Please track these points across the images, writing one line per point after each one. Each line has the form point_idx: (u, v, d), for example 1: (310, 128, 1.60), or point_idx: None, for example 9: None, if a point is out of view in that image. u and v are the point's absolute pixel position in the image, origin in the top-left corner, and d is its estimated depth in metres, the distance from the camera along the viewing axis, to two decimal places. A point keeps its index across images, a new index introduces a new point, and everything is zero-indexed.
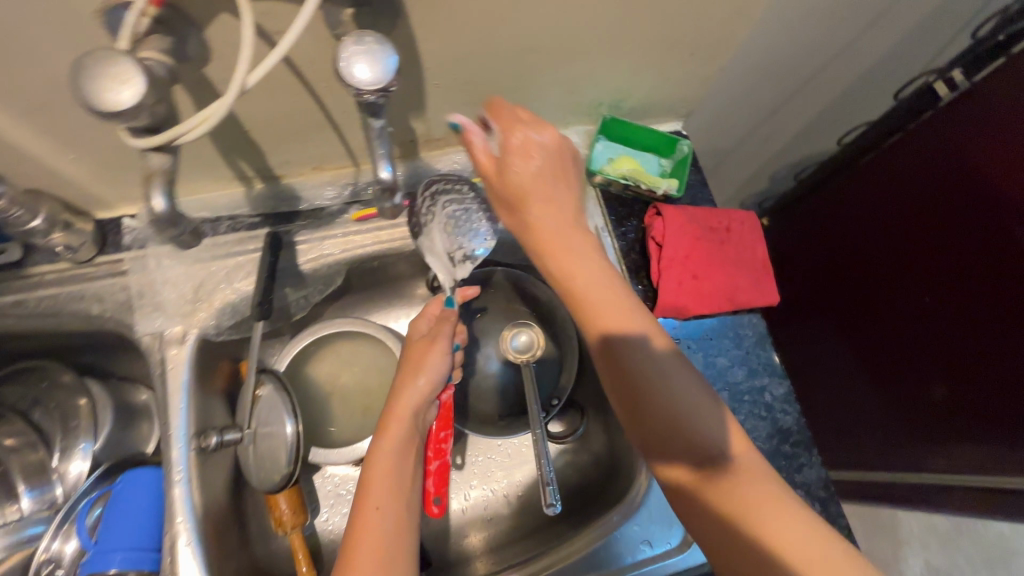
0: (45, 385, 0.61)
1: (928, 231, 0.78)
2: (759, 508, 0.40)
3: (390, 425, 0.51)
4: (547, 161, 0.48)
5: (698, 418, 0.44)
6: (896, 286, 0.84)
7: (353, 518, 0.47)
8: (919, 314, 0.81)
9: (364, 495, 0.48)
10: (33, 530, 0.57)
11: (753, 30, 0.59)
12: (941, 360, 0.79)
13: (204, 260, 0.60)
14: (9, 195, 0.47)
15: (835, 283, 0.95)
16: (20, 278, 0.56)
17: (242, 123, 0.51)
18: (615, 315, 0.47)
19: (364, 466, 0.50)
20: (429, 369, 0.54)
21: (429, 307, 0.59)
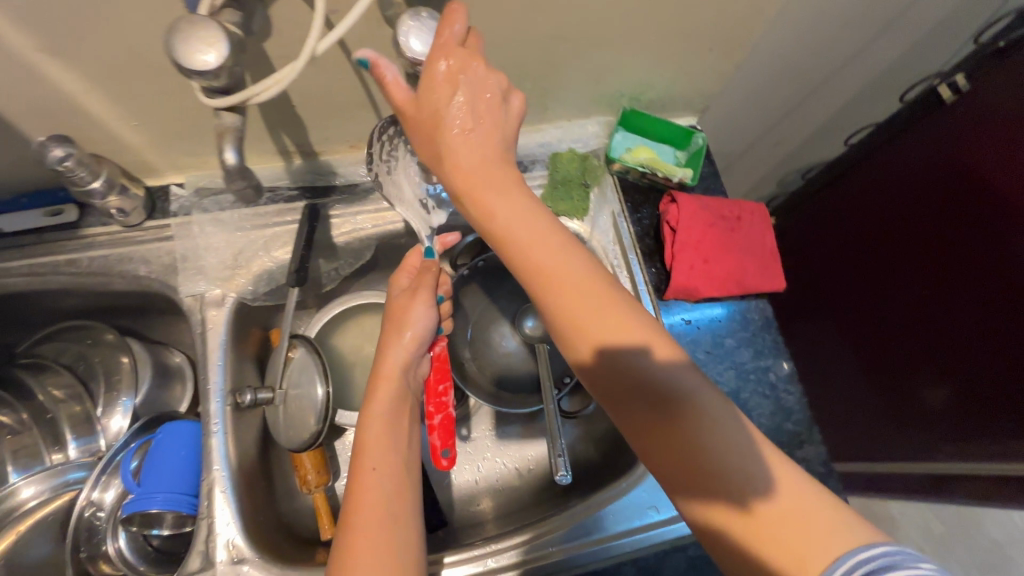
0: (90, 342, 0.65)
1: (927, 226, 0.81)
2: (754, 500, 0.36)
3: (378, 387, 0.52)
4: (474, 105, 0.41)
5: (673, 384, 0.41)
6: (895, 278, 0.87)
7: (351, 476, 0.48)
8: (914, 306, 0.85)
9: (360, 460, 0.48)
10: (74, 475, 0.61)
11: (768, 29, 0.63)
12: (932, 350, 0.83)
13: (243, 229, 0.63)
14: (77, 155, 0.51)
15: (837, 275, 0.98)
16: (75, 238, 0.60)
17: (291, 99, 0.55)
18: (568, 279, 0.41)
19: (358, 428, 0.51)
20: (415, 325, 0.54)
21: (407, 260, 0.59)
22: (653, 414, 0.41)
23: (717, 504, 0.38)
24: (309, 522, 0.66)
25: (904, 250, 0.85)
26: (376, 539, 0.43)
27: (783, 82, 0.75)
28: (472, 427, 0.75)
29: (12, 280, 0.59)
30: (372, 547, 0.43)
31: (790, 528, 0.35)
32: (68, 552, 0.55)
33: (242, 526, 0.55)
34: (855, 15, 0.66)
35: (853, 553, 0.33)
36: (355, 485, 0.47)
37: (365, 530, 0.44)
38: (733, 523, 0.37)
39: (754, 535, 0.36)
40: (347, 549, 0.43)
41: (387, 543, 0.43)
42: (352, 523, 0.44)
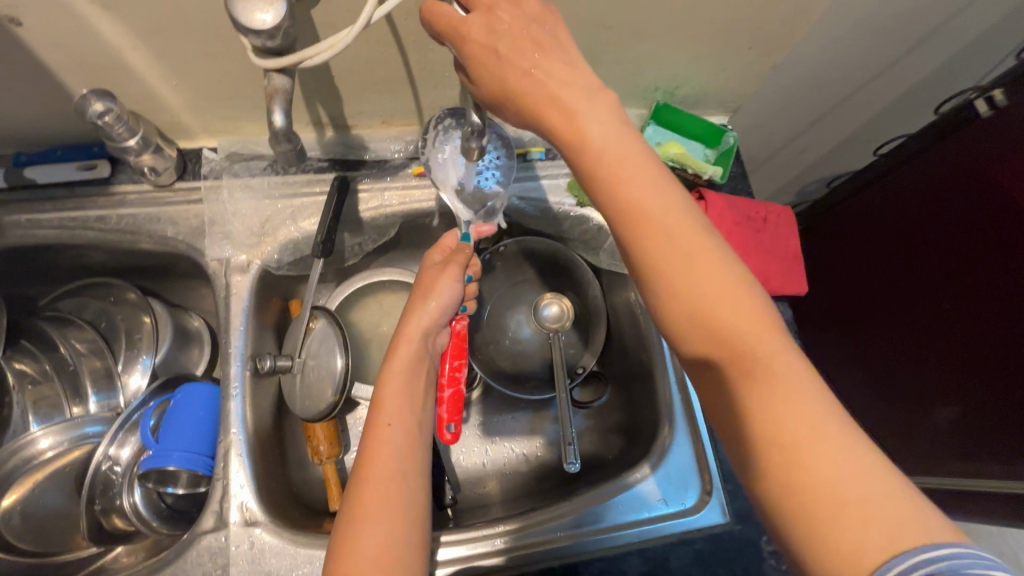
0: (113, 300, 0.65)
1: (939, 229, 0.75)
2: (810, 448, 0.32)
3: (399, 344, 0.53)
4: (518, 40, 0.39)
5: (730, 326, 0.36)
6: (902, 285, 0.81)
7: (366, 434, 0.48)
8: (920, 313, 0.78)
9: (376, 413, 0.49)
10: (92, 429, 0.62)
11: (811, 32, 0.62)
12: (937, 361, 0.76)
13: (272, 197, 0.63)
14: (117, 111, 0.51)
15: (842, 283, 0.92)
16: (106, 194, 0.61)
17: (330, 69, 0.55)
18: (655, 214, 0.38)
19: (376, 385, 0.51)
20: (440, 294, 0.55)
21: (442, 240, 0.59)
22: (725, 371, 0.36)
23: (767, 482, 0.34)
24: (319, 492, 0.66)
25: (912, 255, 0.79)
26: (386, 495, 0.44)
27: (819, 88, 0.75)
28: (484, 411, 0.76)
29: (43, 232, 0.60)
30: (382, 503, 0.44)
31: (837, 513, 0.31)
32: (83, 505, 0.55)
33: (255, 489, 0.56)
34: (899, 24, 0.65)
35: (914, 551, 0.29)
36: (368, 443, 0.47)
37: (378, 485, 0.45)
38: (781, 501, 0.33)
39: (796, 516, 0.32)
40: (358, 502, 0.44)
41: (397, 498, 0.44)
42: (364, 479, 0.45)
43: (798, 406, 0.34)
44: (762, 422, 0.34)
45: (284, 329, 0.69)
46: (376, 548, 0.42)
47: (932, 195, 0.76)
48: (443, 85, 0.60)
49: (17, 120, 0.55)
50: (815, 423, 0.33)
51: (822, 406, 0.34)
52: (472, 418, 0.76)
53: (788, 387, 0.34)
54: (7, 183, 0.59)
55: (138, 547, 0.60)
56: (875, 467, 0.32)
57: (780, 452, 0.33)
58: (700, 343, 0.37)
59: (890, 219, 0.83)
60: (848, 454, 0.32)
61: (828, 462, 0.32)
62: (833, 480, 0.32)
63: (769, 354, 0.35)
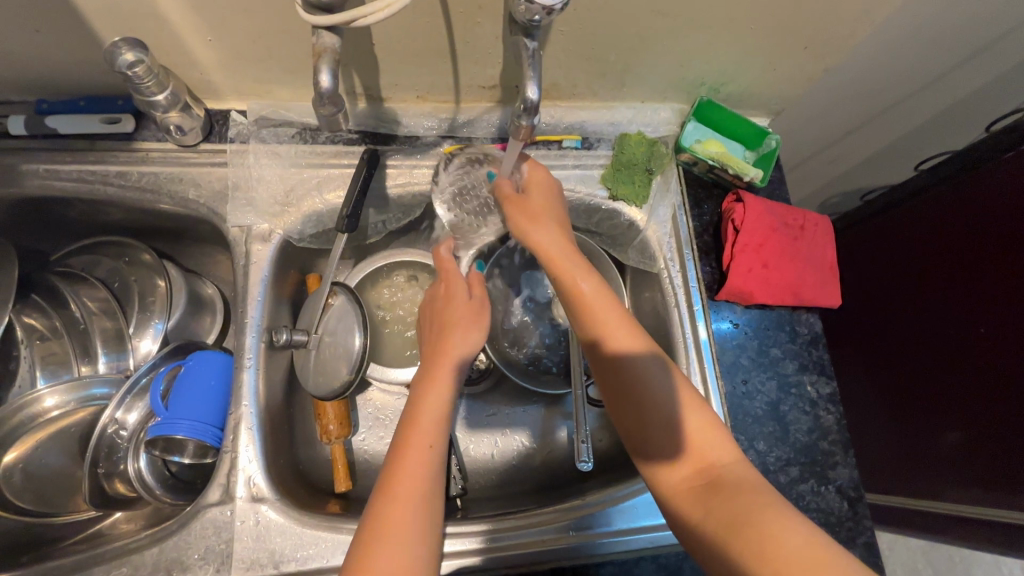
0: (127, 260, 0.64)
1: (963, 267, 0.71)
2: (765, 524, 0.39)
3: (439, 365, 0.51)
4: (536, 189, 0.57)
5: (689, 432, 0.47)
6: (922, 322, 0.76)
7: (394, 451, 0.46)
8: (939, 356, 0.74)
9: (411, 433, 0.47)
10: (98, 391, 0.60)
11: (871, 35, 0.59)
12: (958, 406, 0.72)
13: (298, 166, 0.62)
14: (147, 63, 0.49)
15: (863, 312, 0.86)
16: (128, 150, 0.59)
17: (372, 37, 0.52)
18: (624, 339, 0.50)
19: (407, 405, 0.49)
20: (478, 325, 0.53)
21: (447, 269, 0.58)
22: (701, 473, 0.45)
23: (737, 554, 0.39)
24: (325, 472, 0.64)
25: (935, 293, 0.74)
26: (406, 522, 0.42)
27: (867, 97, 0.72)
28: (495, 402, 0.74)
29: (60, 184, 0.58)
30: (407, 528, 0.42)
31: None
32: (86, 467, 0.54)
33: (263, 465, 0.54)
34: (961, 34, 0.62)
35: None
36: (399, 462, 0.45)
37: (404, 506, 0.43)
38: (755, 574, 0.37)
39: None
40: (381, 523, 0.42)
41: (421, 525, 0.43)
42: (388, 499, 0.43)
43: (755, 497, 0.41)
44: (725, 507, 0.42)
45: (300, 303, 0.67)
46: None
47: (947, 231, 0.72)
48: (484, 62, 0.57)
49: (41, 65, 0.53)
50: (777, 513, 0.40)
51: (771, 495, 0.42)
52: (483, 407, 0.74)
53: (738, 481, 0.43)
54: (28, 132, 0.57)
55: (138, 513, 0.59)
56: (831, 555, 0.37)
57: (755, 532, 0.39)
58: (656, 439, 0.48)
59: (904, 251, 0.79)
60: (806, 541, 0.37)
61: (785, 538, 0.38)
62: (796, 555, 0.37)
63: (719, 453, 0.46)
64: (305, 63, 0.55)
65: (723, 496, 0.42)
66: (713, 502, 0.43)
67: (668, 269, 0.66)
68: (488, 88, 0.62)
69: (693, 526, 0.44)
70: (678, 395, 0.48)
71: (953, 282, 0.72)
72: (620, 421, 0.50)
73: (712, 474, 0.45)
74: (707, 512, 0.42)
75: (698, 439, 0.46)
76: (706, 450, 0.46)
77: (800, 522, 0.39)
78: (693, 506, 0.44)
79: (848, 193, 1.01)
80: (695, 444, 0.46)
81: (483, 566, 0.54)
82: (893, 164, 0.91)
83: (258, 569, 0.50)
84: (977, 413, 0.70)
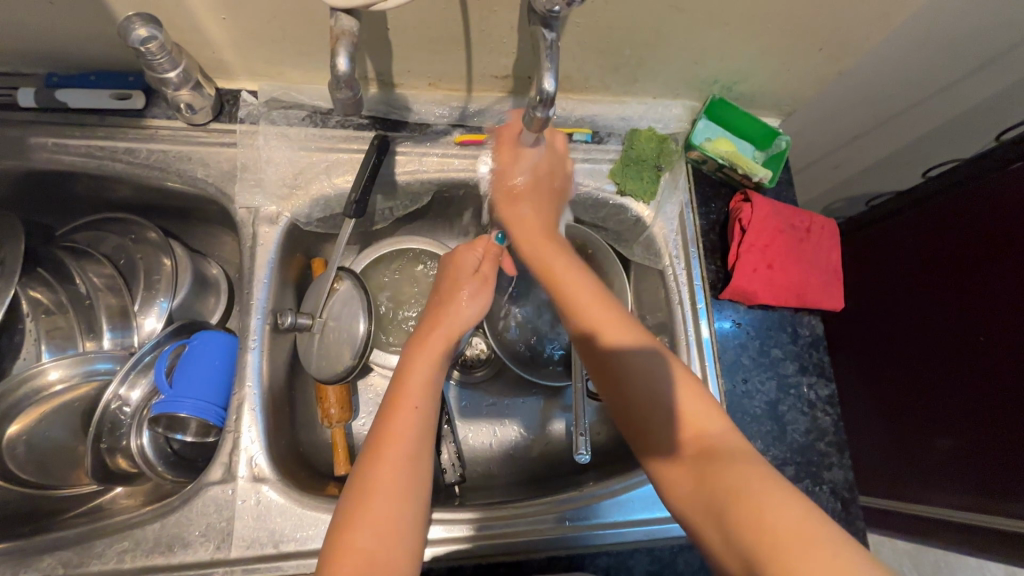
0: (133, 237, 0.63)
1: (962, 269, 0.71)
2: (757, 499, 0.39)
3: (430, 334, 0.51)
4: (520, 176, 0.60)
5: (687, 406, 0.47)
6: (916, 322, 0.76)
7: (384, 414, 0.47)
8: (933, 356, 0.74)
9: (401, 397, 0.47)
10: (102, 366, 0.60)
11: (888, 39, 0.59)
12: (946, 401, 0.73)
13: (307, 149, 0.61)
14: (161, 40, 0.49)
15: (865, 312, 0.85)
16: (138, 127, 0.59)
17: (387, 23, 0.52)
18: (620, 329, 0.51)
19: (398, 371, 0.50)
20: (476, 296, 0.54)
21: (477, 245, 0.58)
22: (695, 451, 0.45)
23: (734, 527, 0.39)
24: (325, 455, 0.65)
25: (933, 294, 0.74)
26: (392, 481, 0.44)
27: (880, 101, 0.72)
28: (495, 392, 0.75)
29: (69, 158, 0.58)
30: (394, 489, 0.43)
31: (799, 558, 0.35)
32: (89, 442, 0.54)
33: (265, 446, 0.54)
34: (978, 41, 0.62)
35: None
36: (389, 422, 0.46)
37: (391, 465, 0.44)
38: (743, 541, 0.38)
39: (758, 562, 0.37)
40: (372, 482, 0.43)
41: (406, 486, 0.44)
42: (377, 458, 0.44)
43: (737, 468, 0.42)
44: (713, 479, 0.42)
45: (304, 286, 0.67)
46: (380, 533, 0.42)
47: (948, 234, 0.73)
48: (498, 52, 0.57)
49: (53, 38, 0.53)
50: (771, 488, 0.39)
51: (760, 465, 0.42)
52: (483, 397, 0.74)
53: (732, 450, 0.44)
54: (38, 104, 0.57)
55: (139, 489, 0.59)
56: (814, 521, 0.37)
57: (741, 505, 0.39)
58: (648, 421, 0.48)
59: (904, 254, 0.79)
60: (791, 506, 0.38)
61: (777, 512, 0.38)
62: (779, 523, 0.37)
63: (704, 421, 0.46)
64: (319, 45, 0.55)
65: (717, 465, 0.43)
66: (702, 472, 0.43)
67: (673, 265, 0.67)
68: (500, 78, 0.61)
69: (682, 500, 0.44)
70: (678, 379, 0.49)
71: (951, 285, 0.72)
72: (614, 399, 0.50)
73: (702, 444, 0.45)
74: (700, 487, 0.43)
75: (681, 407, 0.47)
76: (689, 415, 0.47)
77: (791, 494, 0.39)
78: (683, 476, 0.44)
79: (853, 197, 1.01)
80: (682, 412, 0.47)
81: (473, 553, 0.55)
82: (900, 169, 0.91)
83: (258, 548, 0.51)
84: (968, 416, 0.70)
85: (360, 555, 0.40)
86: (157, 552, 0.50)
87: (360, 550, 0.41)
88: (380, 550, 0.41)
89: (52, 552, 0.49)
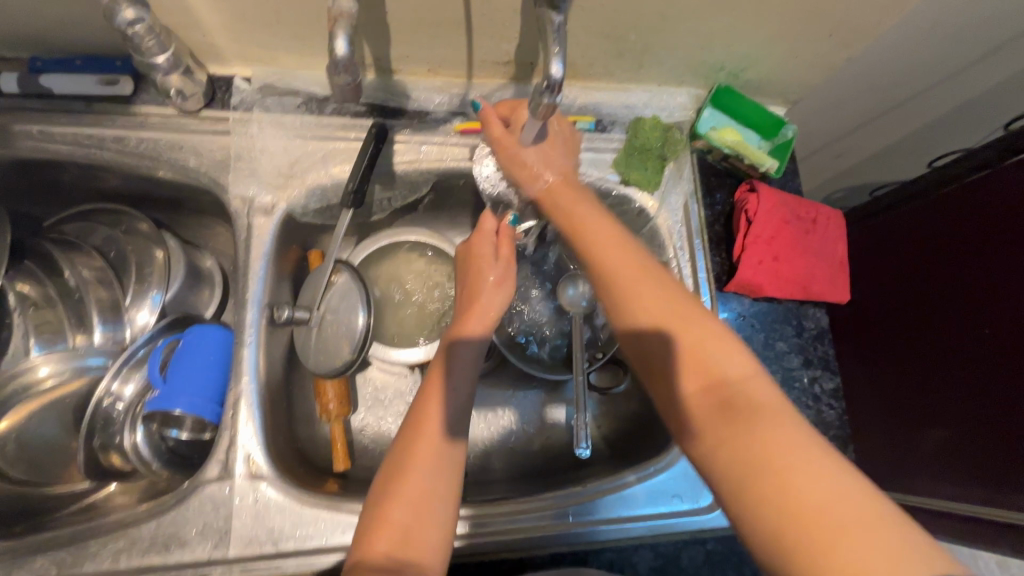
0: (123, 229, 0.62)
1: (971, 251, 0.70)
2: (788, 464, 0.36)
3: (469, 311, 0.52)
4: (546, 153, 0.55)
5: (725, 366, 0.42)
6: (923, 303, 0.75)
7: (421, 395, 0.48)
8: (944, 344, 0.72)
9: (436, 373, 0.49)
10: (94, 361, 0.59)
11: (899, 25, 0.58)
12: (950, 382, 0.70)
13: (303, 138, 0.60)
14: (148, 22, 0.46)
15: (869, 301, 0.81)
16: (127, 115, 0.57)
17: (386, 7, 0.50)
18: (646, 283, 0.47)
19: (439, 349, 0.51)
20: (497, 269, 0.54)
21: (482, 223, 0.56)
22: (718, 420, 0.41)
23: (756, 498, 0.37)
24: (324, 451, 0.63)
25: (940, 278, 0.73)
26: (432, 460, 0.43)
27: (887, 90, 0.71)
28: (494, 385, 0.74)
29: (55, 147, 0.56)
30: (428, 461, 0.43)
31: (826, 534, 0.33)
32: (81, 439, 0.53)
33: (263, 442, 0.53)
34: (988, 29, 0.61)
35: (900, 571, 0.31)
36: (425, 402, 0.47)
37: (429, 440, 0.44)
38: (766, 516, 0.36)
39: (784, 535, 0.35)
40: (406, 459, 0.44)
41: (443, 466, 0.44)
42: (416, 434, 0.45)
43: (780, 432, 0.38)
44: (743, 443, 0.38)
45: (301, 279, 0.66)
46: (415, 508, 0.42)
47: (958, 217, 0.72)
48: (500, 36, 0.55)
49: (38, 22, 0.51)
50: (803, 453, 0.37)
51: (804, 428, 0.39)
52: (484, 390, 0.73)
53: (757, 407, 0.40)
54: (21, 90, 0.55)
55: (135, 486, 0.58)
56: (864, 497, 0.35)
57: (771, 477, 0.36)
58: (666, 377, 0.45)
59: (915, 239, 0.77)
60: (840, 493, 0.35)
61: (807, 485, 0.35)
62: (819, 502, 0.34)
63: (736, 376, 0.42)
64: (314, 28, 0.53)
65: (740, 427, 0.39)
66: (729, 437, 0.39)
67: (677, 257, 0.65)
68: (502, 64, 0.60)
69: (710, 466, 0.41)
70: (701, 336, 0.44)
71: (959, 267, 0.71)
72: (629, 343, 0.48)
73: (730, 400, 0.41)
74: (723, 446, 0.40)
75: (711, 357, 0.43)
76: (709, 359, 0.43)
77: (837, 463, 0.37)
78: (703, 426, 0.41)
79: (856, 188, 1.00)
80: (707, 366, 0.43)
81: (469, 549, 0.54)
82: (906, 160, 0.89)
83: (256, 546, 0.50)
84: (975, 400, 0.67)
85: (396, 528, 0.41)
86: (153, 551, 0.49)
87: (395, 524, 0.41)
88: (415, 524, 0.41)
89: (45, 552, 0.48)
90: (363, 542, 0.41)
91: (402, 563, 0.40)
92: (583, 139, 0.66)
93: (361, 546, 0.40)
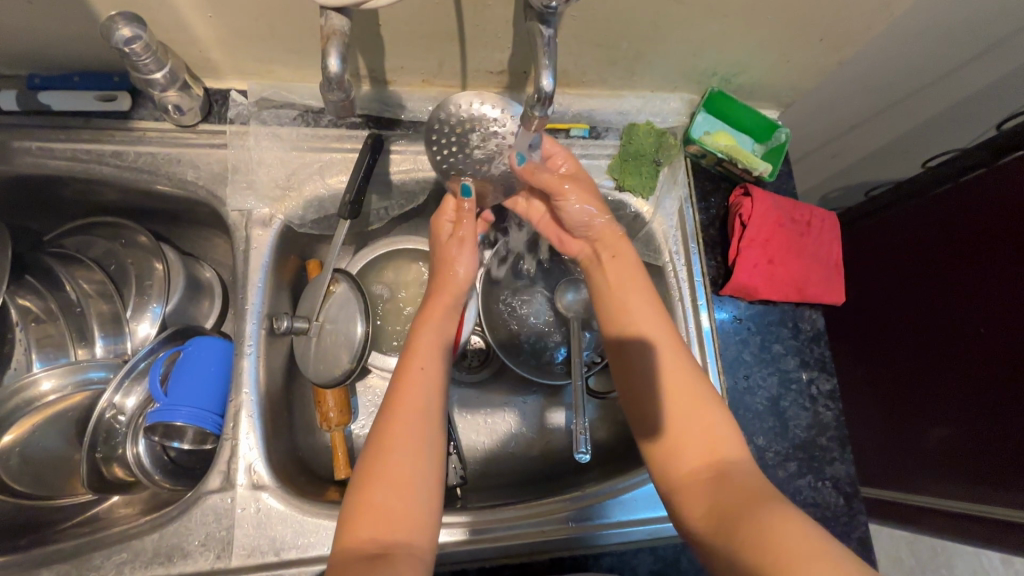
0: (123, 242, 0.62)
1: (958, 261, 0.70)
2: (762, 521, 0.38)
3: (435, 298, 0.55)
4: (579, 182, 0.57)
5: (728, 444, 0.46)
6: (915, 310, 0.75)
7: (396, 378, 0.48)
8: (933, 354, 0.73)
9: (410, 355, 0.50)
10: (96, 374, 0.60)
11: (888, 28, 0.58)
12: (944, 392, 0.71)
13: (300, 149, 0.60)
14: (145, 40, 0.47)
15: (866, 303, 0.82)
16: (125, 129, 0.58)
17: (380, 20, 0.51)
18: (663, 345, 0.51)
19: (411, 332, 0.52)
20: (465, 261, 0.56)
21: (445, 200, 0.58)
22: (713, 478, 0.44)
23: (735, 545, 0.39)
24: (325, 460, 0.64)
25: (931, 282, 0.74)
26: (409, 437, 0.44)
27: (878, 92, 0.71)
28: (493, 391, 0.74)
29: (54, 162, 0.56)
30: (405, 440, 0.44)
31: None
32: (85, 451, 0.54)
33: (264, 453, 0.54)
34: (976, 31, 0.62)
35: None
36: (399, 382, 0.47)
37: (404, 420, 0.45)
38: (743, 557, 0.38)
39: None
40: (383, 438, 0.44)
41: (420, 445, 0.44)
42: (392, 413, 0.46)
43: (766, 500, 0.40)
44: (727, 505, 0.41)
45: (300, 289, 0.66)
46: (395, 488, 0.42)
47: (944, 226, 0.72)
48: (493, 46, 0.55)
49: (36, 40, 0.51)
50: (780, 513, 0.39)
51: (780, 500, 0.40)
52: (483, 396, 0.74)
53: (744, 478, 0.43)
54: (20, 107, 0.55)
55: (138, 497, 0.58)
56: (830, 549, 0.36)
57: (751, 527, 0.39)
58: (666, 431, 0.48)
59: (906, 243, 0.78)
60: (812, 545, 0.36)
61: (780, 537, 0.37)
62: (794, 549, 0.36)
63: (731, 449, 0.45)
64: (309, 42, 0.54)
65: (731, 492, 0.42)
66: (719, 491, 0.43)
67: (673, 261, 0.66)
68: (496, 74, 0.60)
69: (694, 516, 0.44)
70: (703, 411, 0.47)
71: (948, 274, 0.72)
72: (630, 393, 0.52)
73: (720, 466, 0.44)
74: (712, 501, 0.43)
75: (714, 428, 0.46)
76: (711, 436, 0.46)
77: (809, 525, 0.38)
78: (693, 485, 0.45)
79: (852, 187, 1.00)
80: (709, 439, 0.46)
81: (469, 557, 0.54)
82: (901, 160, 0.90)
83: (259, 556, 0.50)
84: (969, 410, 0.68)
85: (377, 508, 0.41)
86: (157, 563, 0.49)
87: (378, 505, 0.41)
88: (396, 504, 0.42)
89: (49, 565, 0.48)
90: (345, 528, 0.41)
91: (388, 545, 0.40)
92: (577, 147, 0.67)
93: (346, 532, 0.41)
